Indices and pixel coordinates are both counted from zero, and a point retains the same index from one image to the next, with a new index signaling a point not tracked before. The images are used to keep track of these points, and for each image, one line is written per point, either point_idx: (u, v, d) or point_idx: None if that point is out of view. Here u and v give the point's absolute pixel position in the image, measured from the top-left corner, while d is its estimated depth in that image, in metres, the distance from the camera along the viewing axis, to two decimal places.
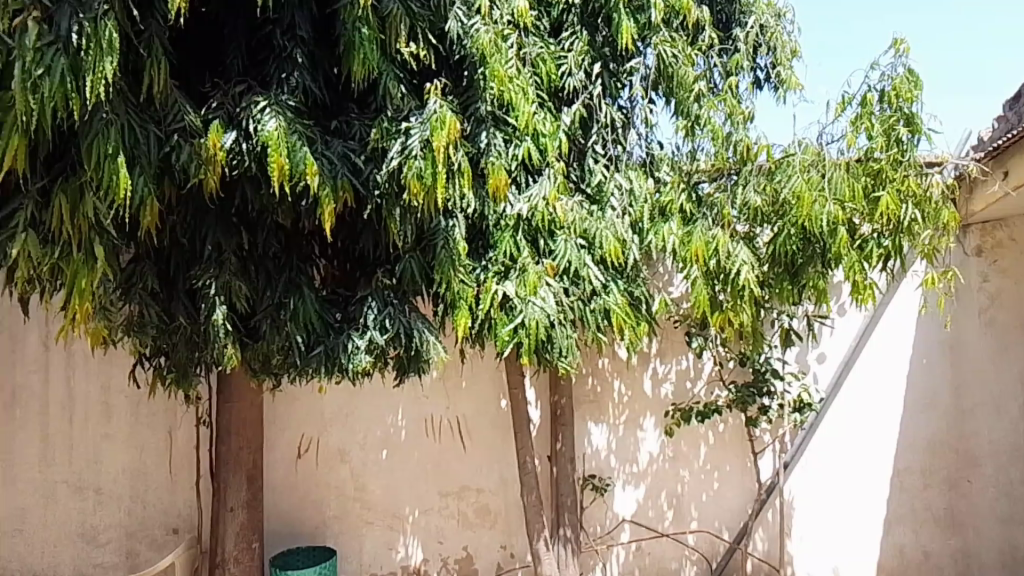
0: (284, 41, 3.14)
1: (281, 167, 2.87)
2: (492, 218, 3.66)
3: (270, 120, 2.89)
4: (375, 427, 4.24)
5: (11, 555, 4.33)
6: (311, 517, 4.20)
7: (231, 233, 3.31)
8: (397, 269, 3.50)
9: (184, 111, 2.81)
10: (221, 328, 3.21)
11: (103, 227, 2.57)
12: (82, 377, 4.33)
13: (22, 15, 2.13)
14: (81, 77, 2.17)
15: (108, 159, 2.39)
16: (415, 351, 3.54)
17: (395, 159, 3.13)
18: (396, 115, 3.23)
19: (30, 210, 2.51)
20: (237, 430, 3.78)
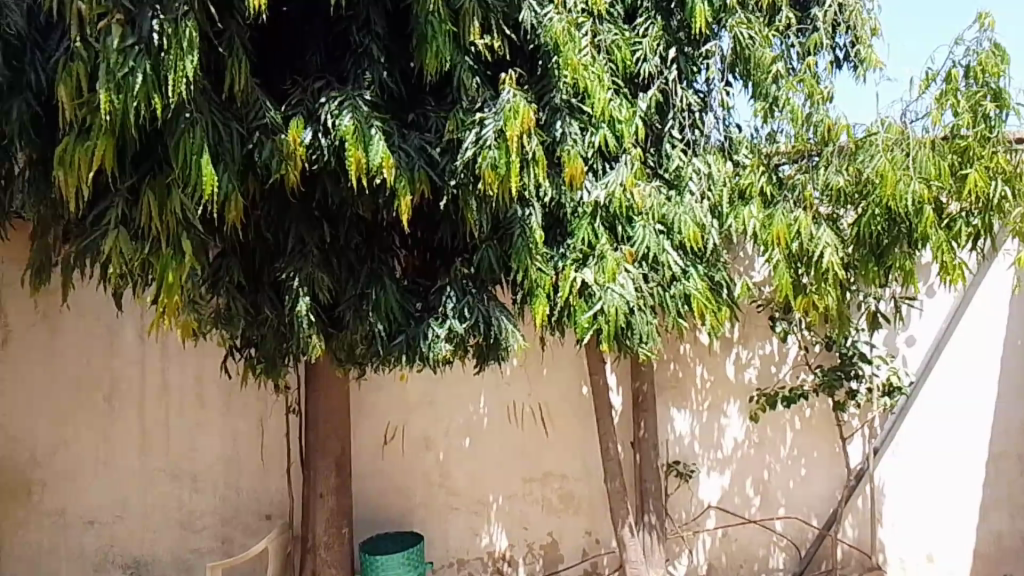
0: (360, 38, 3.25)
1: (358, 161, 2.95)
2: (569, 206, 3.69)
3: (347, 116, 2.98)
4: (457, 414, 4.31)
5: (113, 541, 4.50)
6: (399, 503, 4.30)
7: (314, 226, 3.45)
8: (475, 258, 3.57)
9: (265, 109, 2.94)
10: (305, 318, 3.32)
11: (191, 222, 2.76)
12: (179, 368, 4.47)
13: (107, 19, 2.46)
14: (163, 76, 2.49)
15: (194, 156, 2.59)
16: (494, 339, 3.57)
17: (470, 149, 3.18)
18: (471, 106, 3.29)
19: (121, 208, 2.75)
20: (325, 418, 3.91)
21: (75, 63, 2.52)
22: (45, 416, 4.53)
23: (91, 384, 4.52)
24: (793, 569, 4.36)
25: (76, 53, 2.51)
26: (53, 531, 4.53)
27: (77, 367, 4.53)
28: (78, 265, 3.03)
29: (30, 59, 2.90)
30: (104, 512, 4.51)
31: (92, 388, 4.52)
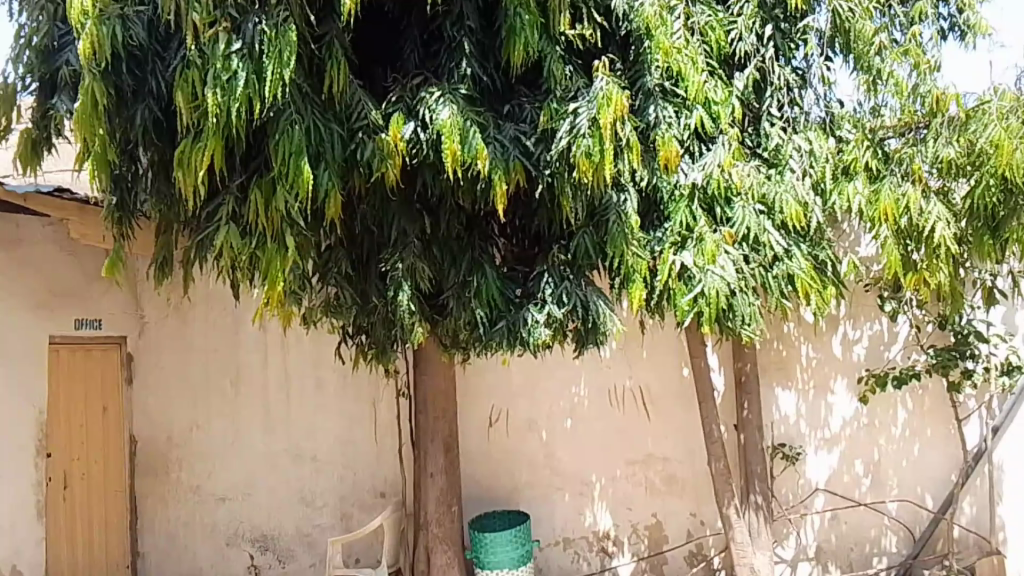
0: (453, 33, 3.36)
1: (454, 153, 3.06)
2: (666, 189, 3.69)
3: (444, 110, 3.09)
4: (560, 397, 4.41)
5: (242, 517, 4.71)
6: (506, 483, 4.45)
7: (415, 218, 3.62)
8: (571, 244, 3.65)
9: (367, 108, 3.09)
10: (407, 308, 3.47)
11: (294, 219, 2.96)
12: (297, 353, 4.67)
13: (215, 27, 2.71)
14: (263, 78, 2.70)
15: (292, 155, 2.78)
16: (592, 323, 3.63)
17: (564, 139, 3.23)
18: (564, 95, 3.32)
19: (231, 205, 3.03)
20: (433, 401, 4.07)
21: (191, 69, 2.74)
22: (181, 400, 4.88)
23: (220, 370, 4.82)
24: (906, 551, 4.23)
25: (191, 61, 2.72)
26: (190, 507, 4.83)
27: (205, 355, 4.85)
28: (198, 258, 3.39)
29: (151, 68, 3.18)
30: (234, 490, 4.74)
31: (220, 374, 4.82)
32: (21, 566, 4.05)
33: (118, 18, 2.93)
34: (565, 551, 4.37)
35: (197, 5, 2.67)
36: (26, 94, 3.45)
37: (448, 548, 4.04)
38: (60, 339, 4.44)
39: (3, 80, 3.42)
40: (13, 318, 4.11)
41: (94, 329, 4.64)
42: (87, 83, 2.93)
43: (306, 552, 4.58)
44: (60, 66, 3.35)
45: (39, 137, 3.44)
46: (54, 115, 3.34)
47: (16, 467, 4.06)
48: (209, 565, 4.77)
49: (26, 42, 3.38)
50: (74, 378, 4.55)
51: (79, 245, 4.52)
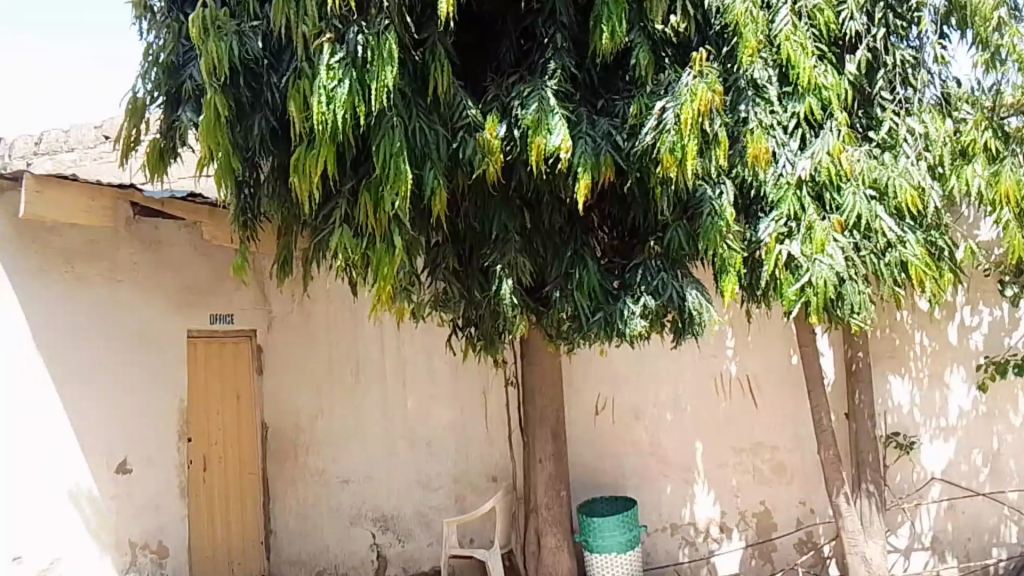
0: (546, 32, 3.47)
1: (538, 148, 3.12)
2: (768, 181, 3.53)
3: (532, 106, 3.20)
4: (667, 386, 4.47)
5: (364, 499, 4.96)
6: (612, 471, 4.56)
7: (515, 214, 3.73)
8: (665, 237, 3.69)
9: (467, 107, 3.21)
10: (509, 301, 3.59)
11: (401, 221, 3.12)
12: (411, 342, 4.89)
13: (321, 38, 2.94)
14: (367, 85, 2.87)
15: (394, 156, 2.94)
16: (689, 315, 3.66)
17: (650, 135, 3.26)
18: (654, 90, 3.37)
19: (345, 207, 3.26)
20: (541, 389, 4.21)
21: (303, 81, 2.94)
22: (305, 387, 5.18)
23: (340, 359, 5.09)
24: None
25: (302, 72, 2.94)
26: (314, 487, 5.12)
27: (327, 345, 5.13)
28: (315, 258, 3.60)
29: (267, 80, 3.38)
30: (355, 472, 5.00)
31: (340, 363, 5.09)
32: (167, 542, 4.44)
33: (234, 34, 3.17)
34: (673, 536, 4.44)
35: (305, 18, 2.94)
36: (153, 108, 3.75)
37: (557, 532, 4.19)
38: (198, 333, 4.82)
39: (133, 95, 3.73)
40: (155, 315, 4.47)
41: (227, 323, 4.98)
42: (209, 97, 3.16)
43: (423, 532, 4.79)
44: (183, 81, 3.61)
45: (166, 146, 3.72)
46: (180, 126, 3.62)
47: (161, 451, 4.45)
48: (334, 543, 5.03)
49: (154, 60, 3.66)
50: (211, 368, 4.94)
51: (209, 244, 4.85)
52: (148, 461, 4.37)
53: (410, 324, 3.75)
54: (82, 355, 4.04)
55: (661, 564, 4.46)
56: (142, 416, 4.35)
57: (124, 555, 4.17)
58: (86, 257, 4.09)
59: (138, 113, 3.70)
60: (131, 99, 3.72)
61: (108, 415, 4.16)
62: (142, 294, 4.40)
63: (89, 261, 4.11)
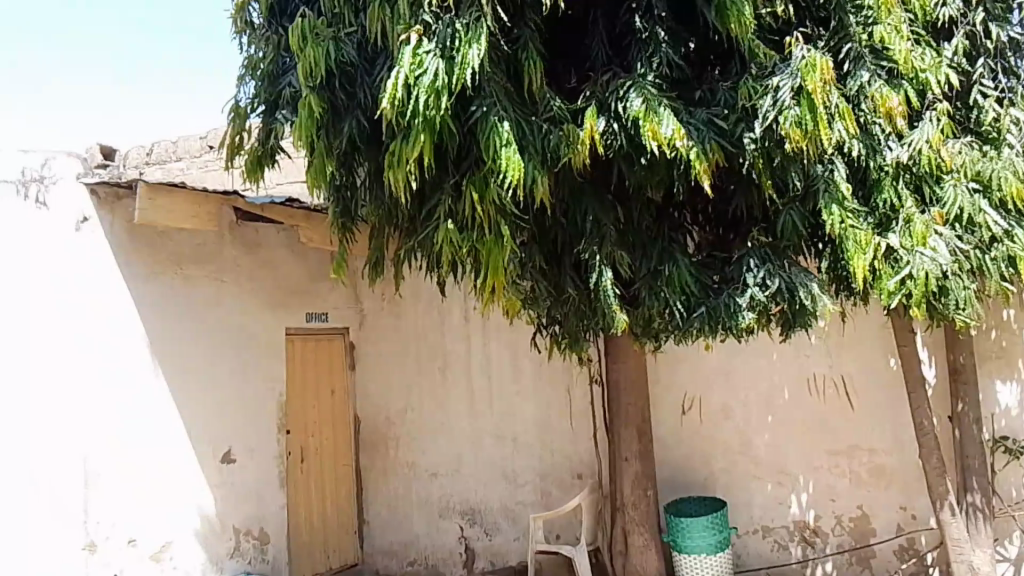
0: (643, 26, 3.41)
1: (655, 134, 3.03)
2: (872, 166, 3.31)
3: (636, 100, 3.13)
4: (756, 385, 4.38)
5: (453, 492, 5.06)
6: (700, 470, 4.50)
7: (608, 208, 3.69)
8: (777, 222, 3.44)
9: (552, 101, 3.26)
10: (610, 292, 3.49)
11: (505, 208, 3.14)
12: (498, 341, 4.97)
13: (408, 32, 3.00)
14: (452, 69, 2.88)
15: (504, 147, 2.91)
16: (801, 306, 3.45)
17: (771, 112, 3.06)
18: (760, 73, 3.20)
19: (449, 202, 3.24)
20: (626, 389, 4.20)
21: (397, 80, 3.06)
22: (397, 384, 5.33)
23: (429, 356, 5.21)
24: None
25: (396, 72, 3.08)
26: (407, 480, 5.25)
27: (415, 342, 5.27)
28: (407, 256, 3.61)
29: (361, 83, 3.48)
30: (444, 466, 5.11)
31: (430, 360, 5.21)
32: (268, 529, 4.69)
33: (331, 39, 3.32)
34: (765, 539, 4.34)
35: (399, 21, 3.05)
36: (254, 116, 3.92)
37: (644, 531, 4.17)
38: (296, 331, 5.04)
39: (237, 103, 3.93)
40: (255, 314, 4.71)
41: (322, 321, 5.20)
42: (306, 97, 3.29)
43: (510, 527, 4.84)
44: (282, 87, 3.78)
45: (262, 152, 3.86)
46: (276, 126, 3.76)
47: (263, 442, 4.70)
48: (425, 534, 5.15)
49: (256, 69, 3.87)
50: (308, 367, 5.15)
51: (305, 247, 5.07)
52: (250, 452, 4.61)
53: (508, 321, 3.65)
54: (190, 352, 4.31)
55: (753, 567, 4.37)
56: (243, 409, 4.59)
57: (227, 540, 4.42)
58: (194, 260, 4.37)
59: (240, 119, 3.88)
60: (234, 106, 3.92)
61: (212, 408, 4.41)
62: (245, 294, 4.65)
63: (196, 263, 4.38)
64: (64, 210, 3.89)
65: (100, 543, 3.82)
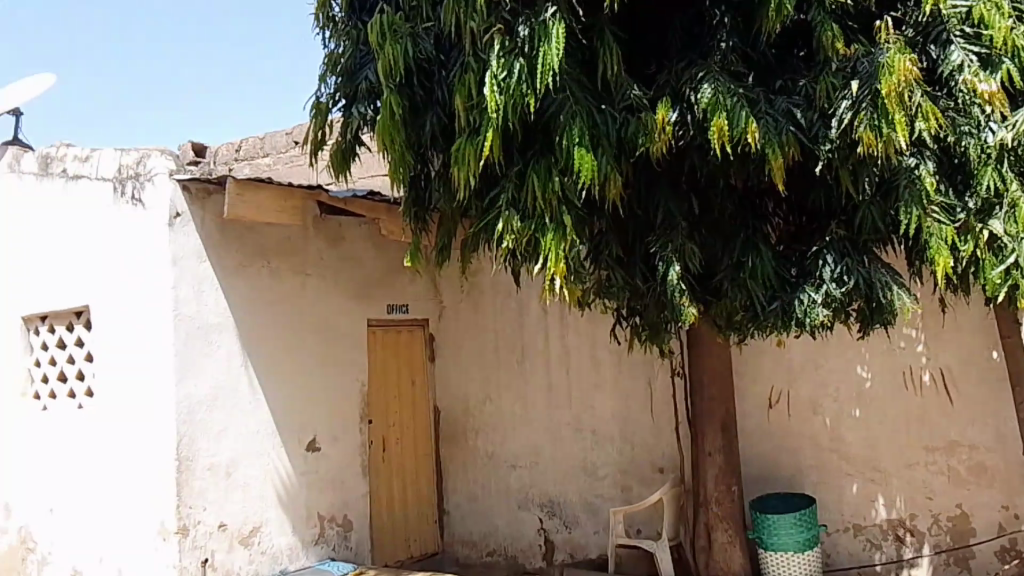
0: (715, 10, 3.38)
1: (720, 129, 2.98)
2: (970, 149, 3.05)
3: (708, 88, 3.07)
4: (846, 377, 4.22)
5: (534, 484, 5.05)
6: (788, 466, 4.36)
7: (682, 199, 3.60)
8: (856, 220, 3.30)
9: (629, 90, 3.18)
10: (678, 286, 3.34)
11: (572, 202, 3.11)
12: (577, 332, 4.93)
13: (490, 32, 3.04)
14: (534, 72, 2.94)
15: (571, 142, 2.96)
16: (878, 304, 3.29)
17: (846, 115, 2.98)
18: (841, 69, 3.08)
19: (511, 192, 3.20)
20: (710, 381, 4.11)
21: (469, 74, 3.11)
22: (476, 377, 5.34)
23: (508, 349, 5.21)
24: None
25: (469, 66, 3.10)
26: (487, 472, 5.27)
27: (495, 334, 5.27)
28: (474, 246, 3.57)
29: (438, 78, 3.49)
30: (524, 458, 5.10)
31: (509, 353, 5.21)
32: (351, 516, 4.77)
33: (409, 36, 3.35)
34: (857, 537, 4.18)
35: (474, 14, 3.05)
36: (336, 110, 3.96)
37: (729, 527, 4.08)
38: (375, 323, 5.09)
39: (318, 98, 3.96)
40: (339, 306, 4.80)
41: (402, 313, 5.24)
42: (386, 97, 3.34)
43: (591, 520, 4.80)
44: (360, 81, 3.80)
45: (346, 146, 3.92)
46: (353, 121, 3.85)
47: (346, 432, 4.79)
48: (505, 525, 5.15)
49: (336, 65, 3.91)
50: (387, 359, 5.19)
51: (386, 240, 5.14)
52: (335, 439, 4.72)
53: (578, 311, 3.57)
54: (276, 343, 4.43)
55: (843, 567, 4.22)
56: (327, 399, 4.69)
57: (311, 527, 4.53)
58: (280, 253, 4.48)
59: (323, 114, 3.91)
60: (315, 102, 3.94)
61: (296, 400, 4.51)
62: (328, 285, 4.75)
63: (281, 256, 4.49)
64: (158, 203, 4.01)
65: (202, 517, 3.97)
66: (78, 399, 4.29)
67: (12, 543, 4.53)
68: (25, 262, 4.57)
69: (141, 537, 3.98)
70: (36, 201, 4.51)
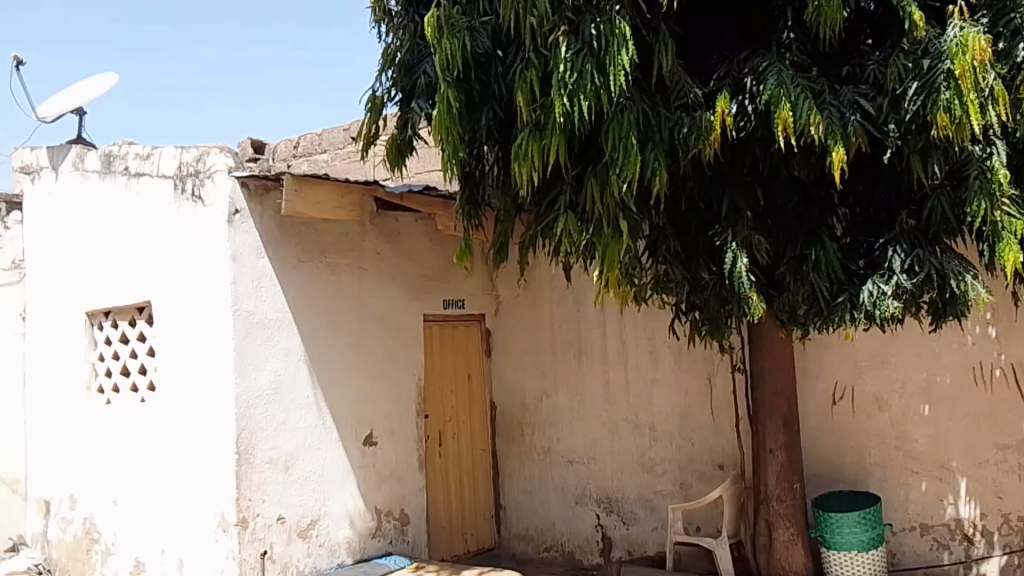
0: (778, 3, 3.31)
1: (784, 120, 2.92)
2: None
3: (772, 80, 3.00)
4: (913, 373, 4.12)
5: (590, 480, 5.02)
6: (852, 463, 4.27)
7: (747, 191, 3.53)
8: (925, 209, 3.24)
9: (688, 87, 3.12)
10: (745, 279, 3.29)
11: (627, 204, 3.08)
12: (635, 327, 4.88)
13: (555, 32, 3.01)
14: (606, 72, 2.93)
15: (621, 139, 2.95)
16: (950, 294, 3.20)
17: (917, 99, 2.93)
18: (912, 50, 3.00)
19: (568, 194, 3.22)
20: (771, 377, 4.05)
21: (531, 70, 3.07)
22: (532, 372, 5.32)
23: (565, 344, 5.18)
24: None
25: (530, 63, 3.06)
26: (543, 467, 5.24)
27: (552, 329, 5.25)
28: (532, 246, 3.53)
29: (495, 72, 3.45)
30: (581, 454, 5.07)
31: (565, 348, 5.18)
32: (409, 511, 4.78)
33: (466, 30, 3.32)
34: (923, 537, 4.08)
35: (533, 10, 2.99)
36: (391, 104, 3.97)
37: (791, 525, 4.01)
38: (432, 318, 5.10)
39: (373, 93, 3.97)
40: (395, 301, 4.82)
41: (458, 308, 5.24)
42: (443, 90, 3.34)
43: (649, 516, 4.76)
44: (417, 76, 3.83)
45: (401, 140, 3.90)
46: (411, 117, 3.83)
47: (402, 426, 4.80)
48: (561, 521, 5.13)
49: (392, 58, 3.89)
50: (444, 354, 5.20)
51: (443, 235, 5.13)
52: (392, 434, 4.73)
53: (635, 307, 3.50)
54: (334, 338, 4.46)
55: (908, 567, 4.12)
56: (384, 394, 4.71)
57: (369, 520, 4.55)
58: (337, 247, 4.50)
59: (377, 109, 3.93)
60: (370, 97, 3.96)
61: (352, 396, 4.53)
62: (384, 280, 4.76)
63: (338, 251, 4.51)
64: (218, 200, 4.05)
65: (259, 510, 3.99)
66: (141, 393, 4.35)
67: (77, 533, 4.61)
68: (87, 258, 4.64)
69: (203, 528, 4.02)
70: (98, 198, 4.58)
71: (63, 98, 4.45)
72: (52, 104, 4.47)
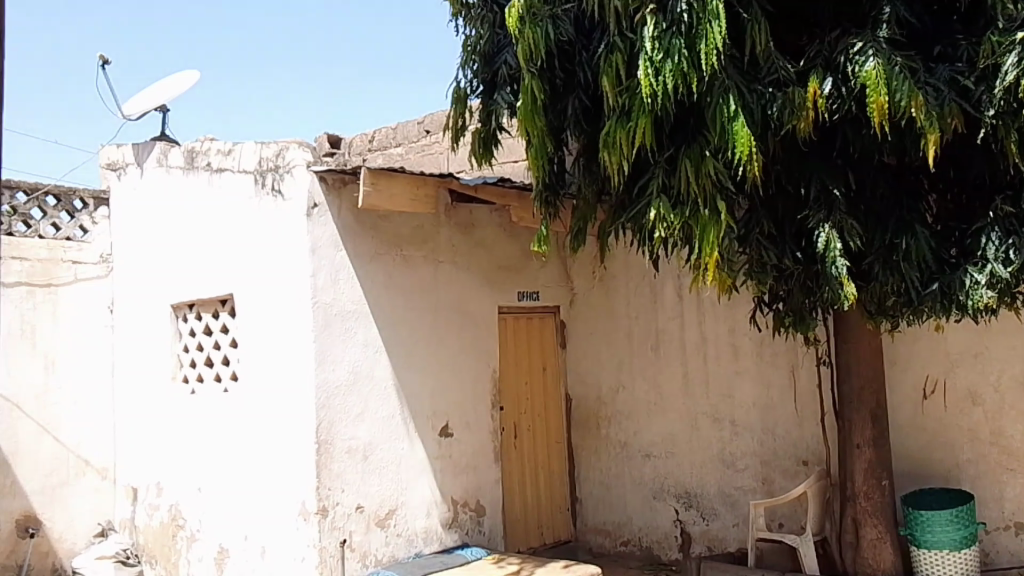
0: None
1: (881, 105, 2.77)
2: None
3: (870, 61, 2.85)
4: (1009, 365, 3.95)
5: (670, 474, 4.94)
6: (944, 459, 4.12)
7: (839, 174, 3.38)
8: None
9: (778, 63, 3.02)
10: (837, 264, 3.16)
11: (725, 185, 2.99)
12: (714, 320, 4.80)
13: (643, 11, 2.98)
14: (698, 50, 2.86)
15: (730, 120, 2.86)
16: None
17: (1012, 72, 2.77)
18: (1008, 27, 2.88)
19: (661, 176, 3.12)
20: (857, 369, 3.92)
21: (615, 53, 3.04)
22: (609, 365, 5.27)
23: (642, 337, 5.12)
24: None
25: (616, 46, 3.03)
26: (620, 461, 5.19)
27: (629, 322, 5.19)
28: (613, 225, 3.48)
29: (580, 60, 3.43)
30: (659, 448, 5.00)
31: (643, 341, 5.11)
32: (485, 502, 4.78)
33: (549, 18, 3.28)
34: (1018, 536, 3.91)
35: None
36: (474, 97, 3.97)
37: (878, 522, 3.88)
38: (507, 310, 5.10)
39: (456, 86, 3.97)
40: (471, 293, 4.83)
41: (534, 300, 5.22)
42: (527, 82, 3.30)
43: (729, 512, 4.67)
44: (498, 67, 3.81)
45: (487, 132, 3.93)
46: (497, 109, 3.83)
47: (479, 418, 4.81)
48: (639, 515, 5.07)
49: (472, 50, 3.88)
50: (519, 345, 5.20)
51: (519, 227, 5.12)
52: (468, 426, 4.74)
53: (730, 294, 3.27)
54: (413, 330, 4.49)
55: (1003, 567, 3.95)
56: (461, 386, 4.72)
57: (446, 510, 4.57)
58: (414, 240, 4.53)
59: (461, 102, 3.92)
60: (454, 89, 3.96)
61: (429, 387, 4.55)
62: (460, 272, 4.78)
63: (415, 244, 4.54)
64: (297, 194, 4.11)
65: (339, 498, 4.04)
66: (224, 383, 4.45)
67: (163, 520, 4.74)
68: (171, 252, 4.77)
69: (283, 514, 4.10)
70: (182, 193, 4.71)
71: (146, 97, 4.59)
72: (137, 102, 4.61)
